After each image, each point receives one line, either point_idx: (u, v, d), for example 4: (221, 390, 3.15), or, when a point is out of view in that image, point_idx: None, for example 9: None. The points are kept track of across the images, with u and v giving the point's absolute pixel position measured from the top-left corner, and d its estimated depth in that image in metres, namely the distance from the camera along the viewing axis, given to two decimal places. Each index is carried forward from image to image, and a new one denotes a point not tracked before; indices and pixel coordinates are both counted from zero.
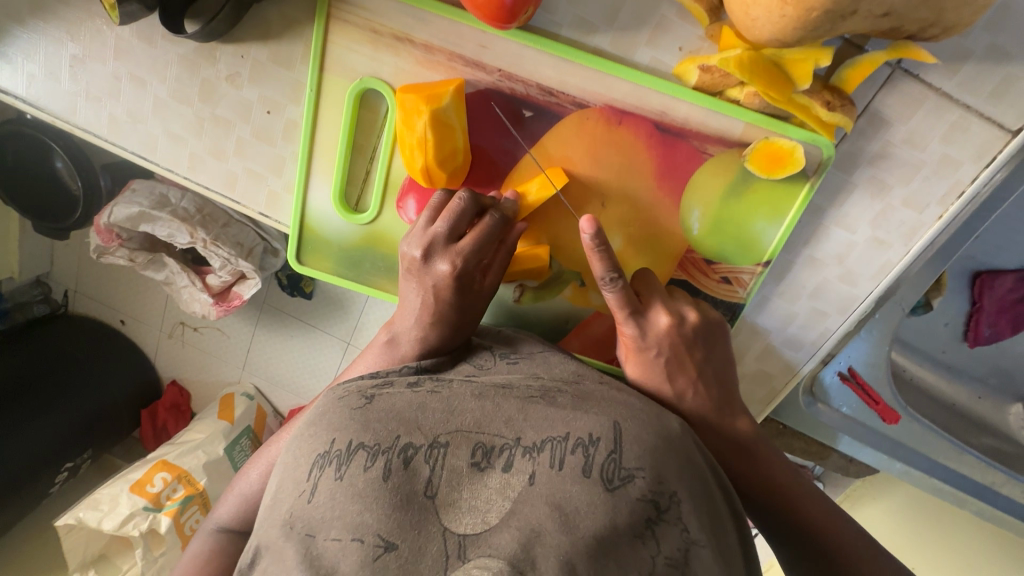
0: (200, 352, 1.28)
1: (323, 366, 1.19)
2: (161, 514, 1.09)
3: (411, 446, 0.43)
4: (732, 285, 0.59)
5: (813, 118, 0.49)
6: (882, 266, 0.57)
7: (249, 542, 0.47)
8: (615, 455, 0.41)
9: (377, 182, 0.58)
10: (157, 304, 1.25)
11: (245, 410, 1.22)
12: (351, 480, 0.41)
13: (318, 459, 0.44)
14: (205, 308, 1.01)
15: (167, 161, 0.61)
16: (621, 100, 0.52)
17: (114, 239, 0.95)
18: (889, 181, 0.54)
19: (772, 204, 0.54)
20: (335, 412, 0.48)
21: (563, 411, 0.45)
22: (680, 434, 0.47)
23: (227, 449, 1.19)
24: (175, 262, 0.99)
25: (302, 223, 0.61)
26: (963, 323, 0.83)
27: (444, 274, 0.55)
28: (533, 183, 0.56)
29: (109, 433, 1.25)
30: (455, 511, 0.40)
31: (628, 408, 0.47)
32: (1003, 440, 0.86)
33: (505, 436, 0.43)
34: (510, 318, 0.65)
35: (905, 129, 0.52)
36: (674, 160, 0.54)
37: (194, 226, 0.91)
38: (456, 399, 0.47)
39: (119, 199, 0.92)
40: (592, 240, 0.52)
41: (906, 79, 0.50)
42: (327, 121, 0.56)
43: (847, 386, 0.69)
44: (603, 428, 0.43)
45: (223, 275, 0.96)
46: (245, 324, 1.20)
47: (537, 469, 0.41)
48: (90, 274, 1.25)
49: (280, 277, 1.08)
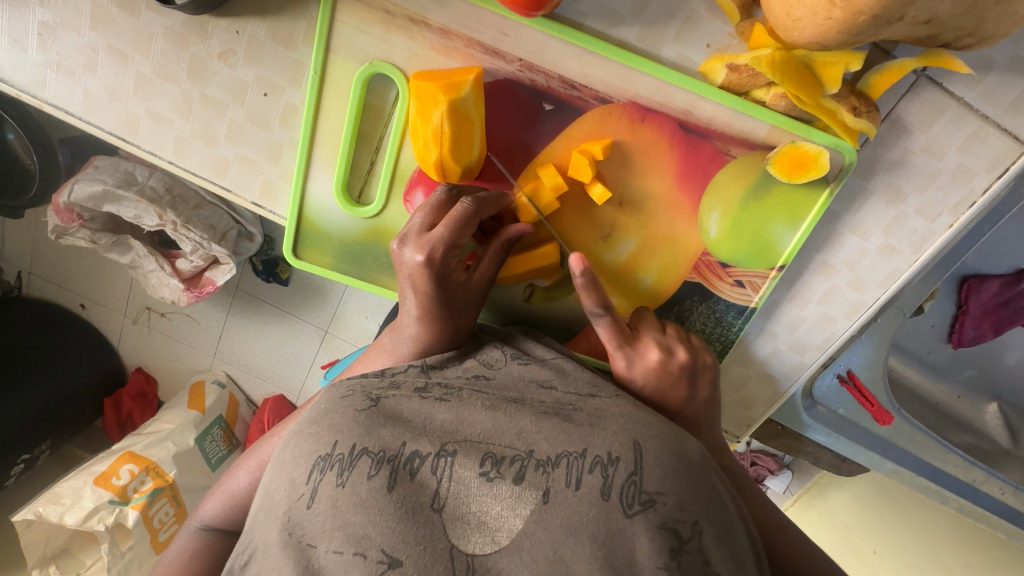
0: (170, 338, 1.21)
1: (300, 357, 1.15)
2: (128, 508, 1.04)
3: (418, 455, 0.41)
4: (745, 289, 0.58)
5: (838, 122, 0.48)
6: (891, 273, 0.57)
7: (242, 543, 0.45)
8: (635, 478, 0.39)
9: (384, 173, 0.55)
10: (121, 288, 1.18)
11: (217, 399, 1.18)
12: (353, 489, 0.39)
13: (318, 461, 0.42)
14: (175, 294, 0.96)
15: (150, 145, 0.56)
16: (645, 97, 0.50)
17: (74, 220, 0.88)
18: (904, 188, 0.54)
19: (789, 210, 0.54)
20: (336, 411, 0.44)
21: (580, 427, 0.43)
22: (700, 459, 0.43)
23: (197, 439, 1.14)
24: (142, 245, 0.93)
25: (300, 215, 0.57)
26: (948, 325, 0.85)
27: (416, 263, 0.51)
28: (598, 145, 0.51)
29: (70, 424, 1.18)
30: (462, 527, 0.38)
31: (645, 424, 0.43)
32: (980, 437, 0.89)
33: (516, 447, 0.41)
34: (516, 319, 0.63)
35: (924, 138, 0.51)
36: (696, 161, 0.52)
37: (163, 208, 0.85)
38: (466, 408, 0.44)
39: (81, 176, 0.86)
40: (581, 278, 0.50)
41: (929, 86, 0.49)
42: (332, 107, 0.52)
43: (845, 388, 0.70)
44: (622, 447, 0.41)
45: (195, 261, 0.91)
46: (218, 312, 1.15)
47: (551, 487, 0.39)
48: (48, 254, 1.17)
49: (255, 263, 1.02)
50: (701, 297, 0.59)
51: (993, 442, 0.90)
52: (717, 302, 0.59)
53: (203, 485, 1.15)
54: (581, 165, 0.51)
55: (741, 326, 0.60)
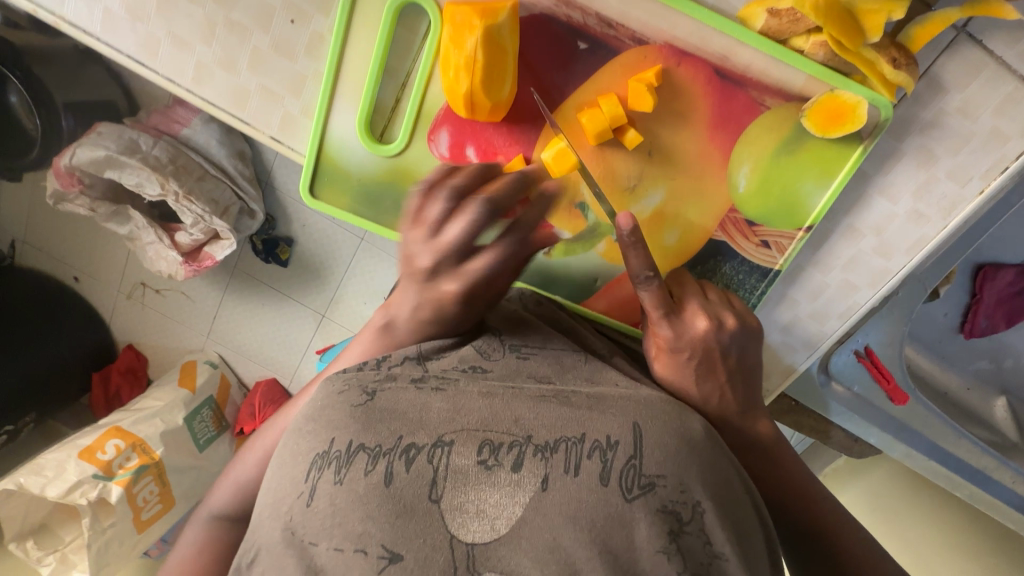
0: (163, 316, 1.19)
1: (294, 340, 1.13)
2: (112, 484, 1.00)
3: (414, 446, 0.40)
4: (771, 250, 0.56)
5: (878, 74, 0.47)
6: (918, 241, 0.56)
7: (245, 544, 0.45)
8: (634, 462, 0.39)
9: (409, 110, 0.53)
10: (117, 262, 1.15)
11: (208, 379, 1.15)
12: (351, 485, 0.40)
13: (316, 459, 0.42)
14: (173, 267, 0.94)
15: (169, 70, 0.55)
16: (682, 39, 0.49)
17: (74, 184, 0.87)
18: (936, 151, 0.53)
19: (821, 166, 0.53)
20: (332, 407, 0.44)
21: (580, 410, 0.42)
22: (705, 437, 0.42)
23: (186, 419, 1.11)
24: (141, 217, 0.91)
25: (320, 151, 0.55)
26: (961, 314, 0.85)
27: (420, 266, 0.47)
28: (625, 89, 0.51)
29: (55, 398, 1.15)
30: (462, 516, 0.38)
31: (647, 405, 0.42)
32: (992, 431, 0.88)
33: (515, 433, 0.41)
34: (534, 275, 0.62)
35: (960, 98, 0.51)
36: (730, 109, 0.51)
37: (165, 177, 0.83)
38: (463, 399, 0.43)
39: (82, 142, 0.84)
40: (627, 235, 0.47)
41: (968, 44, 0.49)
42: (362, 37, 0.51)
43: (862, 364, 0.69)
44: (621, 429, 0.40)
45: (195, 235, 0.89)
46: (214, 291, 1.12)
47: (550, 473, 0.39)
48: (43, 223, 1.15)
49: (255, 242, 1.01)
50: (725, 257, 0.58)
51: (1002, 435, 0.88)
52: (741, 262, 0.57)
53: (190, 466, 1.11)
54: (639, 94, 0.50)
55: (764, 289, 0.58)
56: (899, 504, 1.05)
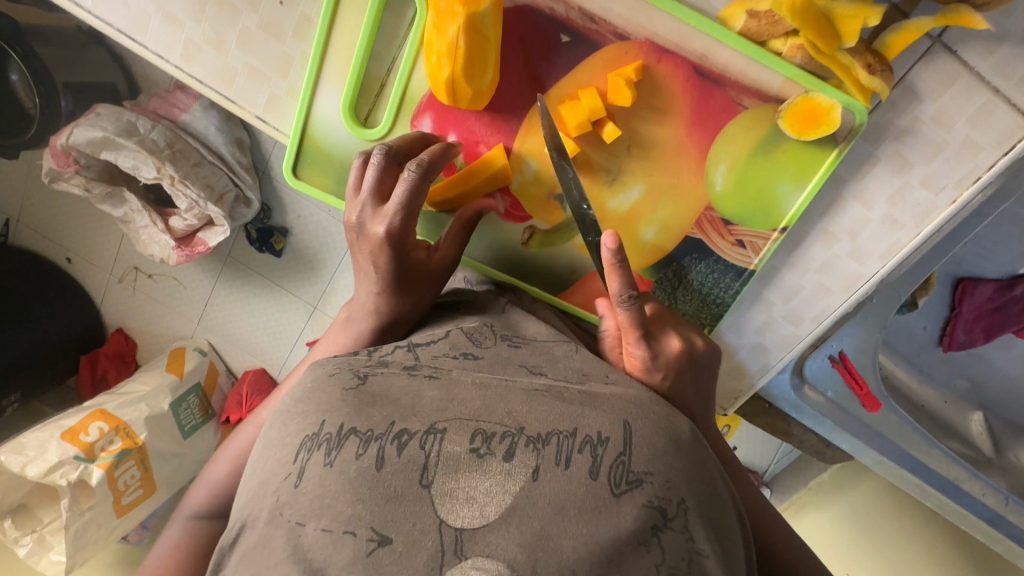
0: (154, 301, 1.19)
1: (284, 330, 1.13)
2: (93, 466, 1.00)
3: (405, 432, 0.40)
4: (745, 250, 0.57)
5: (853, 79, 0.48)
6: (891, 246, 0.57)
7: (232, 520, 0.43)
8: (623, 458, 0.39)
9: (393, 95, 0.54)
10: (111, 245, 1.16)
11: (196, 365, 1.15)
12: (341, 467, 0.39)
13: (306, 440, 0.41)
14: (165, 252, 0.94)
15: (159, 46, 0.55)
16: (663, 37, 0.50)
17: (70, 164, 0.87)
18: (911, 158, 0.53)
19: (796, 168, 0.53)
20: (325, 390, 0.44)
21: (571, 405, 0.42)
22: (690, 438, 0.44)
23: (171, 405, 1.11)
24: (137, 199, 0.91)
25: (304, 132, 0.56)
26: (940, 327, 0.86)
27: (376, 237, 0.52)
28: (603, 82, 0.52)
29: (44, 378, 1.15)
30: (450, 502, 0.37)
31: (636, 405, 0.44)
32: (969, 445, 0.88)
33: (506, 424, 0.41)
34: (511, 264, 0.62)
35: (934, 106, 0.51)
36: (708, 107, 0.52)
37: (162, 161, 0.84)
38: (456, 387, 0.44)
39: (82, 120, 0.84)
40: (612, 254, 0.48)
41: (944, 54, 0.50)
42: (348, 20, 0.52)
43: (835, 369, 0.70)
44: (611, 427, 0.41)
45: (188, 219, 0.90)
46: (206, 277, 1.13)
47: (540, 465, 0.39)
48: (38, 203, 1.15)
49: (249, 230, 1.02)
50: (701, 254, 0.58)
51: (977, 449, 0.88)
52: (717, 261, 0.58)
53: (173, 452, 1.12)
54: (618, 88, 0.50)
55: (739, 289, 0.59)
56: (884, 521, 1.05)
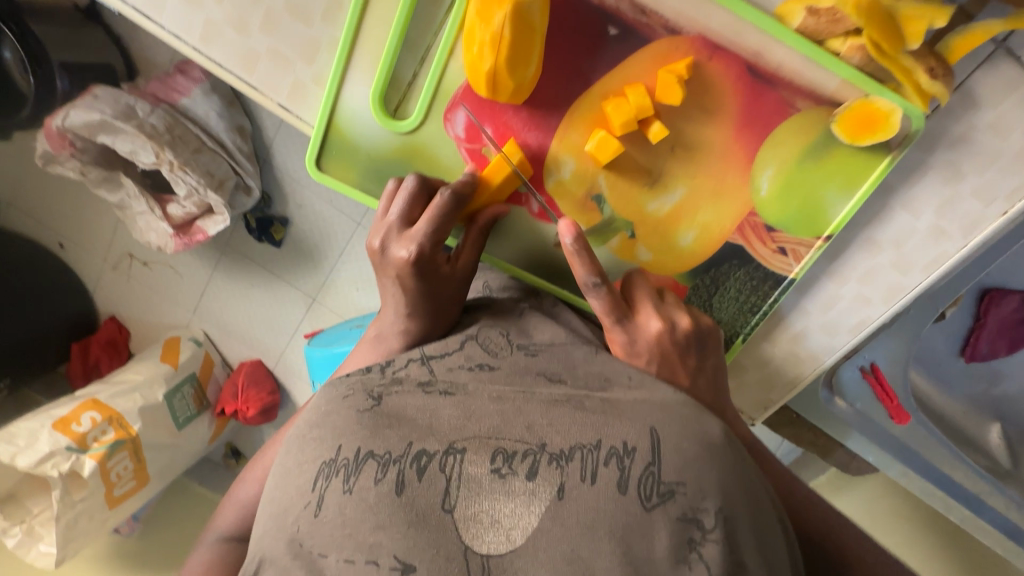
0: (149, 290, 1.15)
1: (282, 323, 1.10)
2: (85, 457, 0.95)
3: (425, 453, 0.38)
4: (788, 257, 0.55)
5: (913, 82, 0.46)
6: (936, 257, 0.55)
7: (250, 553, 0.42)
8: (652, 469, 0.37)
9: (427, 86, 0.51)
10: (104, 231, 1.11)
11: (191, 356, 1.12)
12: (360, 494, 0.38)
13: (323, 467, 0.40)
14: (162, 239, 0.90)
15: (175, 26, 0.52)
16: (716, 32, 0.47)
17: (66, 146, 0.82)
18: (963, 167, 0.51)
19: (846, 175, 0.51)
20: (338, 413, 0.42)
21: (592, 414, 0.40)
22: (723, 441, 0.40)
23: (167, 395, 1.07)
24: (133, 184, 0.88)
25: (329, 122, 0.53)
26: (963, 337, 0.85)
27: (402, 259, 0.51)
28: (650, 79, 0.49)
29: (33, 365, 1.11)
30: (475, 527, 0.36)
31: (663, 412, 0.41)
32: (986, 456, 0.88)
33: (527, 441, 0.39)
34: (541, 265, 0.60)
35: (992, 114, 0.49)
36: (759, 108, 0.50)
37: (161, 145, 0.80)
38: (473, 403, 0.41)
39: (77, 102, 0.80)
40: (571, 243, 0.48)
41: (1007, 59, 0.47)
42: (383, 6, 0.49)
43: (867, 380, 0.69)
44: (638, 435, 0.38)
45: (188, 206, 0.86)
46: (203, 267, 1.09)
47: (566, 482, 0.37)
48: (30, 185, 1.11)
49: (249, 219, 0.99)
50: (741, 261, 0.56)
51: (993, 460, 0.87)
52: (757, 269, 0.56)
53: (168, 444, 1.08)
54: (668, 85, 0.48)
55: (776, 298, 0.57)
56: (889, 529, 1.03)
